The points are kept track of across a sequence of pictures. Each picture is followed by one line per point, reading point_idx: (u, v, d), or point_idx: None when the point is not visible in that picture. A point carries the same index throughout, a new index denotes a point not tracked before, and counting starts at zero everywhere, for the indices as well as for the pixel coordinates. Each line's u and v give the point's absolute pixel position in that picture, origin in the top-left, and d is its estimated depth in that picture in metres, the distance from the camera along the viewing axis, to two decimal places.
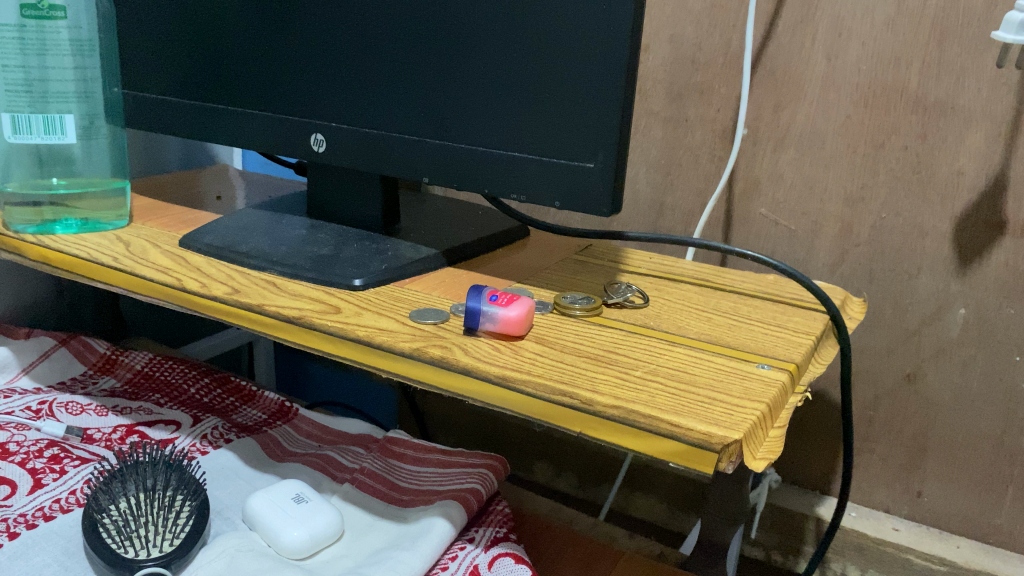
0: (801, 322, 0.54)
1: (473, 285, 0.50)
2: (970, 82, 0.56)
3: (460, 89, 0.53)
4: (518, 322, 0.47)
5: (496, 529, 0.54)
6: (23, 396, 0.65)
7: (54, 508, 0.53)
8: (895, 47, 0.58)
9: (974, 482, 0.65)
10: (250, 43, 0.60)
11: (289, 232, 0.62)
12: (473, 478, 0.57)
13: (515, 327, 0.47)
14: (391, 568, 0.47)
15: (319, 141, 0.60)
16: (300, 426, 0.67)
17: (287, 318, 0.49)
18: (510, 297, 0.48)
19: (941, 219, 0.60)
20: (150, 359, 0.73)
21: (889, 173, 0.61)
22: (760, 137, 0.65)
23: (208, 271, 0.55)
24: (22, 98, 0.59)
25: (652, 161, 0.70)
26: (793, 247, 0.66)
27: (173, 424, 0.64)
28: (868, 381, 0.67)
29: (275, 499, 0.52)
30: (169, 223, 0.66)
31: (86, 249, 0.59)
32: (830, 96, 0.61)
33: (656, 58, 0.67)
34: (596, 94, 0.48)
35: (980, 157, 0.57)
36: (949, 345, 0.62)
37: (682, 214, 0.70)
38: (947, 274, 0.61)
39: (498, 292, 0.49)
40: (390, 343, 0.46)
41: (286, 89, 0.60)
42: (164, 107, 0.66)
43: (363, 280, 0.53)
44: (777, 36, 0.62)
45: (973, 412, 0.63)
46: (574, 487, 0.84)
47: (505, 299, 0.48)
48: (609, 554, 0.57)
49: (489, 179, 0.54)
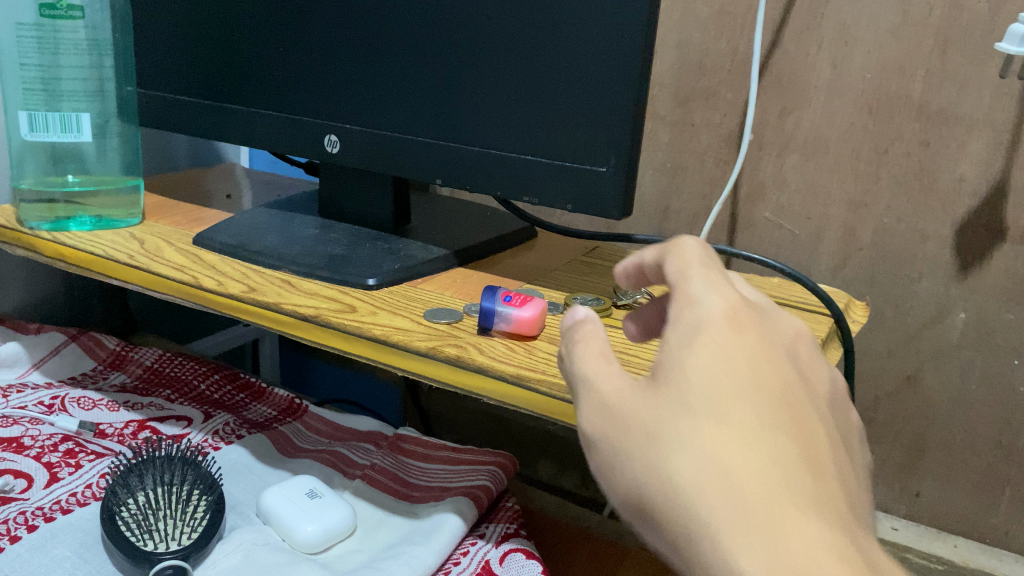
0: (807, 325, 0.55)
1: (489, 286, 0.51)
2: (972, 91, 0.57)
3: (475, 92, 0.54)
4: (533, 321, 0.48)
5: (506, 525, 0.55)
6: (35, 390, 0.66)
7: (71, 501, 0.53)
8: (899, 55, 0.59)
9: (972, 483, 0.65)
10: (265, 44, 0.61)
11: (301, 231, 0.62)
12: (482, 475, 0.58)
13: (529, 327, 0.48)
14: (404, 562, 0.48)
15: (332, 142, 0.61)
16: (309, 423, 0.68)
17: (303, 316, 0.50)
18: (523, 297, 0.49)
19: (942, 224, 0.61)
20: (159, 355, 0.73)
21: (891, 179, 0.62)
22: (765, 142, 0.66)
23: (223, 269, 0.56)
24: (39, 95, 0.60)
25: (658, 165, 0.71)
26: (796, 250, 0.67)
27: (184, 420, 0.64)
28: (869, 382, 0.68)
29: (289, 494, 0.53)
30: (181, 221, 0.67)
31: (101, 246, 0.60)
32: (835, 102, 0.62)
33: (664, 63, 0.68)
34: (609, 100, 0.49)
35: (982, 164, 0.58)
36: (949, 348, 0.63)
37: (687, 217, 0.71)
38: (947, 278, 0.61)
39: (512, 293, 0.50)
40: (406, 342, 0.47)
41: (300, 91, 0.61)
42: (178, 106, 0.67)
43: (376, 280, 0.54)
44: (782, 44, 0.63)
45: (971, 414, 0.64)
46: (577, 486, 0.85)
47: (519, 300, 0.49)
48: (617, 553, 0.58)
49: (502, 182, 0.55)
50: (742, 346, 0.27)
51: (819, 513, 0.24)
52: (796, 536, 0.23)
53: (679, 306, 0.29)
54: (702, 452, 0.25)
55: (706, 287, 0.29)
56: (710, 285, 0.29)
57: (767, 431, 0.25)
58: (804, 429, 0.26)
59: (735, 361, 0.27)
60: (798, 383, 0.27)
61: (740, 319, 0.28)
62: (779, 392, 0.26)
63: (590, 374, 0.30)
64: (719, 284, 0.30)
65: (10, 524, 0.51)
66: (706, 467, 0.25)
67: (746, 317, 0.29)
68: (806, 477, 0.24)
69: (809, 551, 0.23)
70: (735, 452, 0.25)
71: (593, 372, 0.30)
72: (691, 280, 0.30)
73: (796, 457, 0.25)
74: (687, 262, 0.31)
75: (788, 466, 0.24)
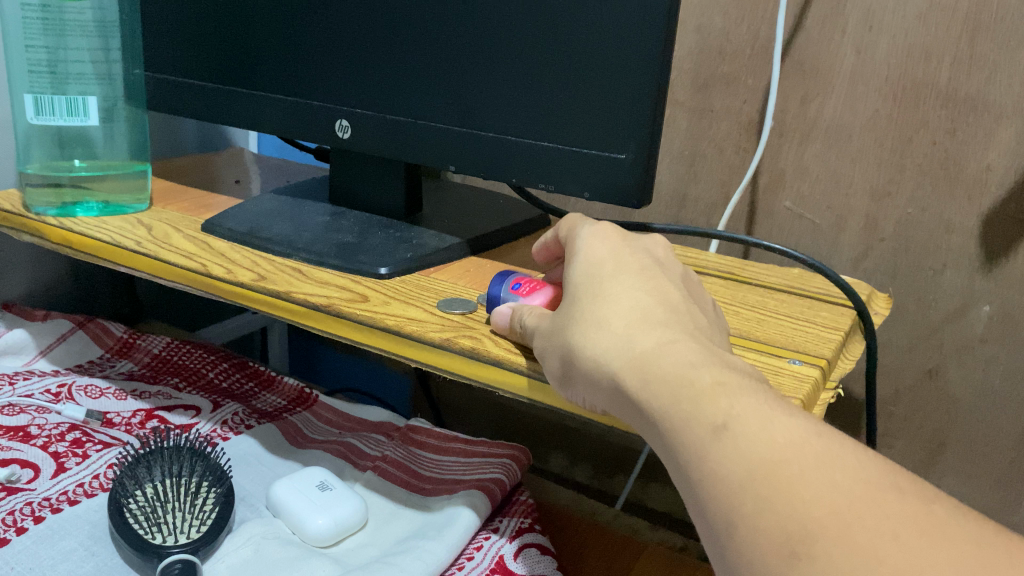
0: (829, 317, 0.54)
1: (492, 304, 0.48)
2: (1002, 79, 0.55)
3: (489, 76, 0.53)
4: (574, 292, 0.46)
5: (521, 519, 0.54)
6: (42, 378, 0.65)
7: (79, 492, 0.53)
8: (926, 41, 0.57)
9: (994, 478, 0.64)
10: (276, 26, 0.60)
11: (312, 218, 0.61)
12: (496, 468, 0.57)
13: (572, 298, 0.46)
14: (418, 557, 0.47)
15: (343, 127, 0.59)
16: (320, 413, 0.67)
17: (313, 304, 0.49)
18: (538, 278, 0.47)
19: (967, 215, 0.59)
20: (167, 343, 0.72)
21: (916, 168, 0.60)
22: (786, 129, 0.64)
23: (232, 257, 0.55)
24: (44, 78, 0.59)
25: (676, 152, 0.70)
26: (816, 240, 0.66)
27: (193, 409, 0.64)
28: (890, 376, 0.66)
29: (298, 485, 0.52)
30: (190, 207, 0.66)
31: (108, 232, 0.58)
32: (858, 89, 0.60)
33: (683, 48, 0.67)
34: (630, 86, 0.48)
35: (1010, 153, 0.56)
36: (972, 342, 0.61)
37: (705, 206, 0.70)
38: (972, 271, 0.60)
39: (521, 281, 0.47)
40: (420, 333, 0.46)
41: (312, 75, 0.60)
42: (187, 90, 0.66)
43: (388, 269, 0.53)
44: (806, 28, 0.61)
45: (995, 410, 0.62)
46: (589, 477, 0.84)
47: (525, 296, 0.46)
48: (632, 546, 0.57)
49: (518, 169, 0.53)
50: (609, 251, 0.40)
51: (663, 323, 0.34)
52: (644, 338, 0.33)
53: (571, 245, 0.43)
54: (583, 315, 0.36)
55: (584, 229, 0.43)
56: (585, 228, 0.43)
57: (626, 289, 0.37)
58: (657, 288, 0.37)
59: (604, 262, 0.39)
60: (655, 268, 0.39)
61: (608, 237, 0.42)
62: (638, 271, 0.38)
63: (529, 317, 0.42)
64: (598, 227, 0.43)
65: (16, 515, 0.50)
66: (588, 320, 0.36)
67: (616, 240, 0.42)
68: (654, 309, 0.35)
69: (650, 342, 0.33)
70: (604, 306, 0.36)
71: (533, 313, 0.42)
72: (577, 231, 0.44)
73: (649, 302, 0.36)
74: (577, 225, 0.45)
75: (643, 307, 0.35)
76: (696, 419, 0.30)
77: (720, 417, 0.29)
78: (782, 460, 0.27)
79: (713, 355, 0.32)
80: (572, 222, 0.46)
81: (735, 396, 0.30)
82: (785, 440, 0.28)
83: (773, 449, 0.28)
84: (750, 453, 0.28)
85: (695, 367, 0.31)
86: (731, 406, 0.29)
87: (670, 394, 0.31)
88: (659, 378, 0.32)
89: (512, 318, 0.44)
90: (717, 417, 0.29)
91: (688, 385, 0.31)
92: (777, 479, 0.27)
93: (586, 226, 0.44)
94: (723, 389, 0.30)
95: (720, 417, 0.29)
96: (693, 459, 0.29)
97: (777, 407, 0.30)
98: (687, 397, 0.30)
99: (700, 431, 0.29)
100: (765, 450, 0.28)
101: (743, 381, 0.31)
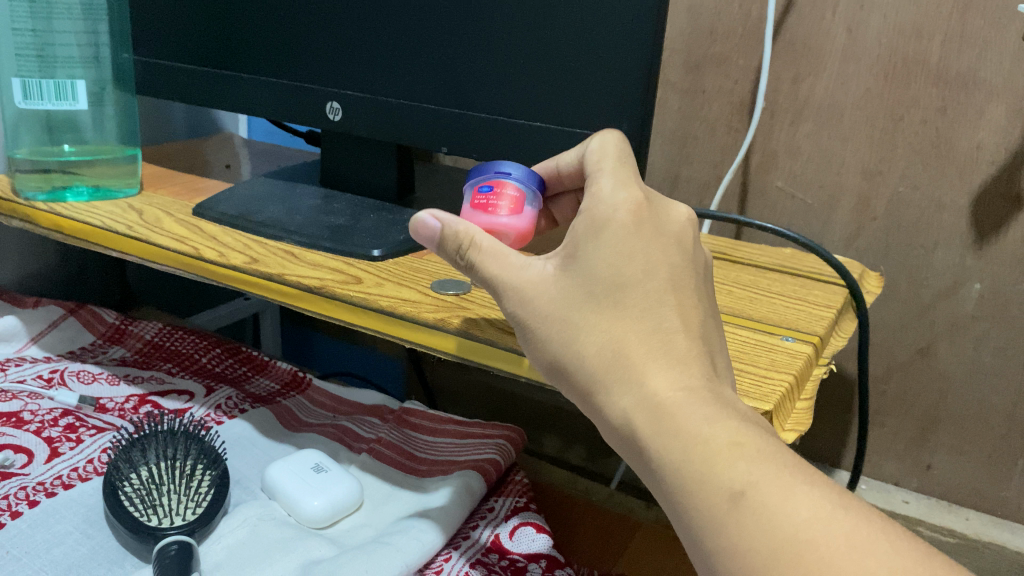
0: (822, 295, 0.54)
1: (478, 166, 0.45)
2: (992, 56, 0.55)
3: (480, 56, 0.52)
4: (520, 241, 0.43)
5: (516, 499, 0.55)
6: (34, 364, 0.65)
7: (73, 477, 0.53)
8: (917, 19, 0.57)
9: (984, 455, 0.65)
10: (266, 7, 0.59)
11: (304, 202, 0.61)
12: (491, 449, 0.57)
13: (516, 240, 0.44)
14: (414, 536, 0.47)
15: (333, 109, 0.59)
16: (312, 396, 0.67)
17: (309, 287, 0.49)
18: (513, 195, 0.43)
19: (958, 193, 0.59)
20: (159, 329, 0.72)
21: (907, 147, 0.60)
22: (778, 109, 0.64)
23: (223, 240, 0.55)
24: (32, 62, 0.58)
25: (667, 133, 0.69)
26: (808, 220, 0.66)
27: (186, 394, 0.64)
28: (881, 355, 0.66)
29: (295, 468, 0.52)
30: (180, 191, 0.66)
31: (98, 216, 0.58)
32: (850, 69, 0.60)
33: (675, 28, 0.66)
34: (618, 64, 0.48)
35: (1000, 131, 0.57)
36: (964, 319, 0.62)
37: (697, 186, 0.69)
38: (963, 248, 0.60)
39: (492, 184, 0.44)
40: (413, 313, 0.46)
41: (301, 55, 0.59)
42: (175, 73, 0.65)
43: (382, 251, 0.53)
44: (797, 8, 0.60)
45: (985, 386, 0.63)
46: (583, 459, 0.84)
47: (484, 198, 0.43)
48: (627, 524, 0.58)
49: (509, 149, 0.53)
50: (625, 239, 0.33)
51: (677, 356, 0.32)
52: (656, 379, 0.31)
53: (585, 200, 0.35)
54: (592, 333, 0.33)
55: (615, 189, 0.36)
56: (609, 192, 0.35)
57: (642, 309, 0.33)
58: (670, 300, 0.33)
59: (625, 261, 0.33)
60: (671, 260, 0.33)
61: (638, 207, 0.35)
62: (658, 275, 0.33)
63: (482, 245, 0.37)
64: (627, 179, 0.37)
65: (12, 499, 0.50)
66: (594, 346, 0.33)
67: None
68: (666, 337, 0.32)
69: (667, 389, 0.31)
70: (616, 330, 0.33)
71: (488, 244, 0.37)
72: (602, 184, 0.37)
73: (660, 323, 0.32)
74: (609, 165, 0.38)
75: (656, 331, 0.32)
76: (710, 485, 0.29)
77: (737, 484, 0.29)
78: (809, 539, 0.27)
79: (722, 397, 0.31)
80: (605, 159, 0.39)
81: (751, 461, 0.29)
82: (806, 514, 0.28)
83: (796, 525, 0.28)
84: (768, 530, 0.28)
85: (710, 423, 0.30)
86: (748, 472, 0.29)
87: (680, 449, 0.30)
88: (667, 432, 0.31)
89: (451, 233, 0.37)
90: (734, 483, 0.29)
91: (698, 443, 0.30)
92: (802, 559, 0.27)
93: (617, 176, 0.37)
94: (738, 453, 0.29)
95: (737, 483, 0.29)
96: (707, 527, 0.29)
97: (792, 471, 0.29)
98: (698, 457, 0.30)
99: (715, 500, 0.29)
100: (787, 523, 0.28)
101: (757, 442, 0.30)
